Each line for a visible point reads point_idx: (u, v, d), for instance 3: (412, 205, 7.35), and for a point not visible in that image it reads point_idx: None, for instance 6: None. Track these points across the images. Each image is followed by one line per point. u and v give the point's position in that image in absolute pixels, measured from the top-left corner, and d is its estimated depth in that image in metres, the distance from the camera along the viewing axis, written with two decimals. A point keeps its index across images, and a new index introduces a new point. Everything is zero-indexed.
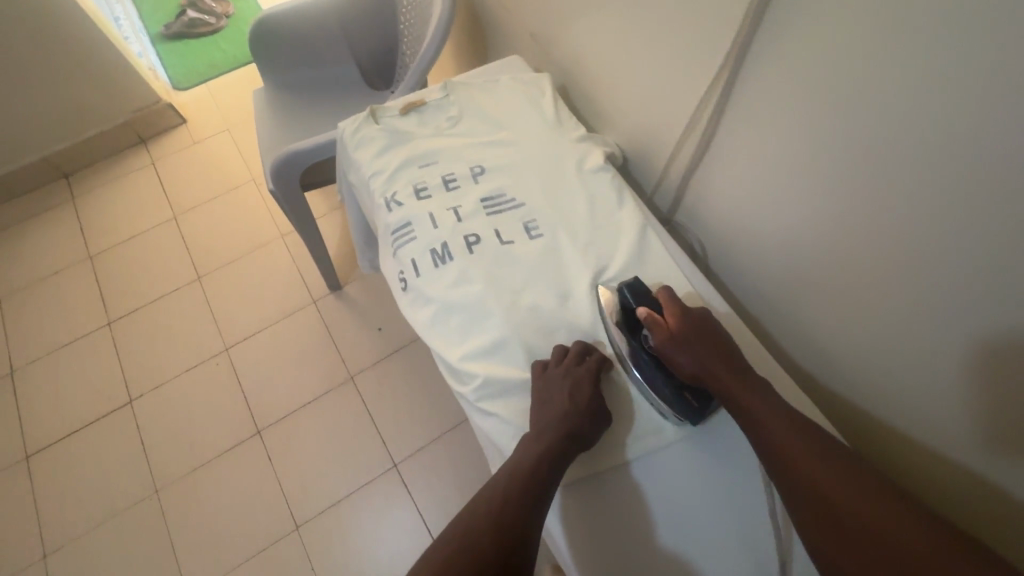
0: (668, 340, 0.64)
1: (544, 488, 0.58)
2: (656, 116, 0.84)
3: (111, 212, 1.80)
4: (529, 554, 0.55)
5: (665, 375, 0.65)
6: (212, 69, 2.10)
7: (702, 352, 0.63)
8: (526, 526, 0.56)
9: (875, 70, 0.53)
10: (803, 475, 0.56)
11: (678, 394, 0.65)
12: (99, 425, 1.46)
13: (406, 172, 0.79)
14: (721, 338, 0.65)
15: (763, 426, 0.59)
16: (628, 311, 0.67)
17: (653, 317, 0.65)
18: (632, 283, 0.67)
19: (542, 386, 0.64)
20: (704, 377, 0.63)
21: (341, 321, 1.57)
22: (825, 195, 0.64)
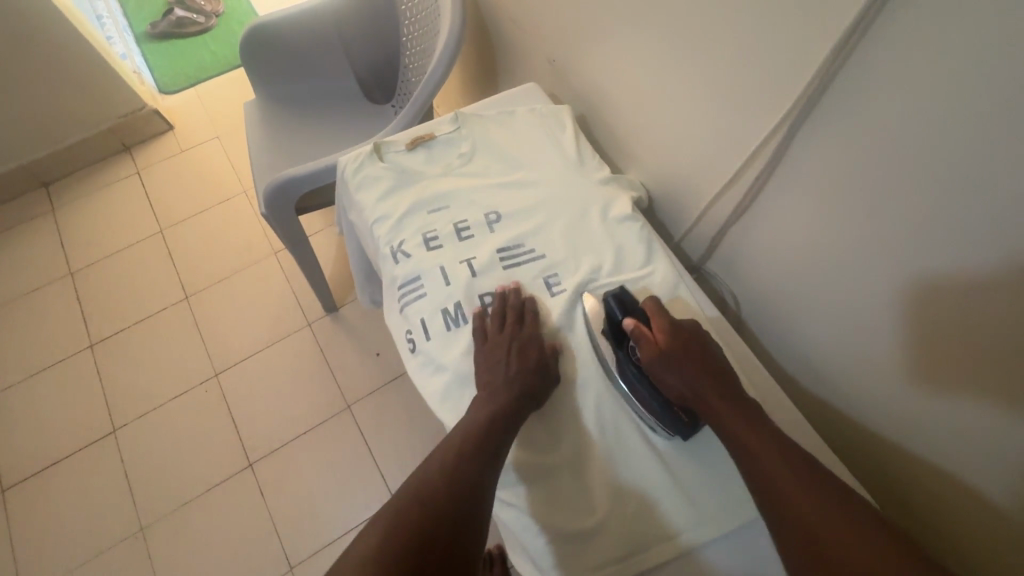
0: (655, 354, 0.60)
1: (495, 444, 0.56)
2: (687, 158, 0.76)
3: (93, 225, 1.71)
4: (482, 509, 0.53)
5: (652, 389, 0.61)
6: (201, 72, 2.00)
7: (689, 368, 0.59)
8: (480, 484, 0.53)
9: (951, 142, 0.46)
10: (792, 510, 0.49)
11: (667, 409, 0.60)
12: (81, 456, 1.37)
13: (414, 218, 0.72)
14: (713, 352, 0.61)
15: (749, 450, 0.53)
16: (615, 323, 0.64)
17: (639, 328, 0.61)
18: (617, 296, 0.64)
19: (491, 349, 0.62)
20: (692, 397, 0.58)
21: (336, 346, 1.49)
22: (882, 271, 0.57)
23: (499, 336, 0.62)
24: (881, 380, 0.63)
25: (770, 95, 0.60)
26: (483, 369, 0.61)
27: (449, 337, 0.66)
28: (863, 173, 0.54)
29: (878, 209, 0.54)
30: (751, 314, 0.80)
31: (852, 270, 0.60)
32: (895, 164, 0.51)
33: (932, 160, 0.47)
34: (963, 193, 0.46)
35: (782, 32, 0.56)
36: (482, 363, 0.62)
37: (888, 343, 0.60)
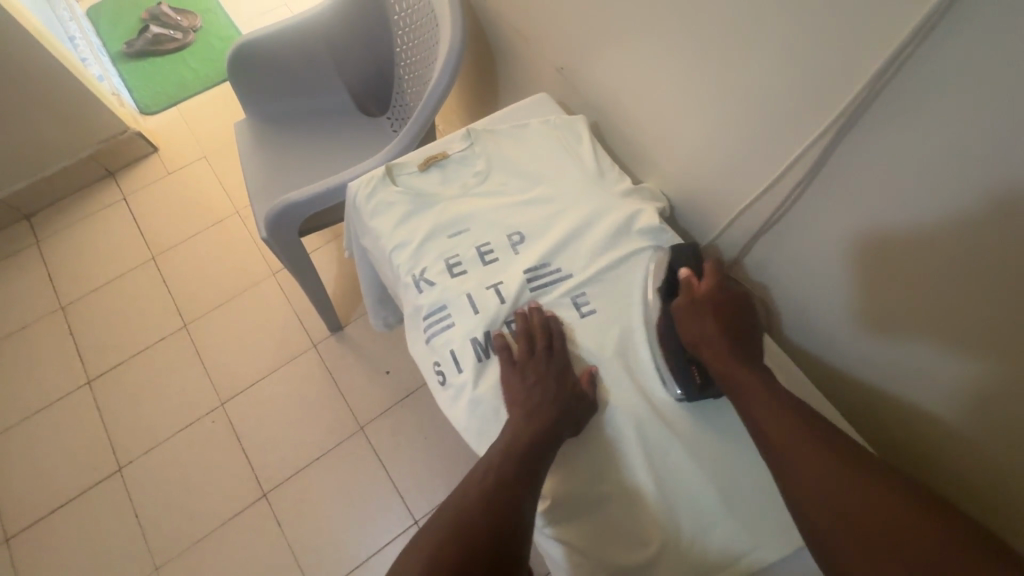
0: (690, 302, 0.63)
1: (530, 470, 0.54)
2: (709, 166, 0.74)
3: (81, 256, 1.65)
4: (520, 540, 0.51)
5: (677, 338, 0.64)
6: (183, 90, 1.94)
7: (718, 323, 0.62)
8: (518, 515, 0.52)
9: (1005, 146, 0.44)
10: (802, 470, 0.51)
11: (685, 364, 0.62)
12: (86, 497, 1.33)
13: (434, 243, 0.69)
14: (747, 320, 0.64)
15: (761, 411, 0.56)
16: (671, 276, 0.67)
17: (688, 277, 0.65)
18: (683, 247, 0.68)
19: (518, 374, 0.60)
20: (711, 350, 0.61)
21: (344, 366, 1.46)
22: (934, 280, 0.55)
23: (527, 358, 0.61)
24: (932, 388, 0.61)
25: (804, 101, 0.58)
26: (514, 391, 0.60)
27: (483, 369, 0.63)
28: (912, 182, 0.52)
29: (930, 218, 0.52)
30: (782, 320, 0.78)
31: (896, 276, 0.59)
32: (949, 172, 0.49)
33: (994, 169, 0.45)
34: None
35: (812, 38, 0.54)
36: (510, 386, 0.60)
37: (940, 351, 0.58)
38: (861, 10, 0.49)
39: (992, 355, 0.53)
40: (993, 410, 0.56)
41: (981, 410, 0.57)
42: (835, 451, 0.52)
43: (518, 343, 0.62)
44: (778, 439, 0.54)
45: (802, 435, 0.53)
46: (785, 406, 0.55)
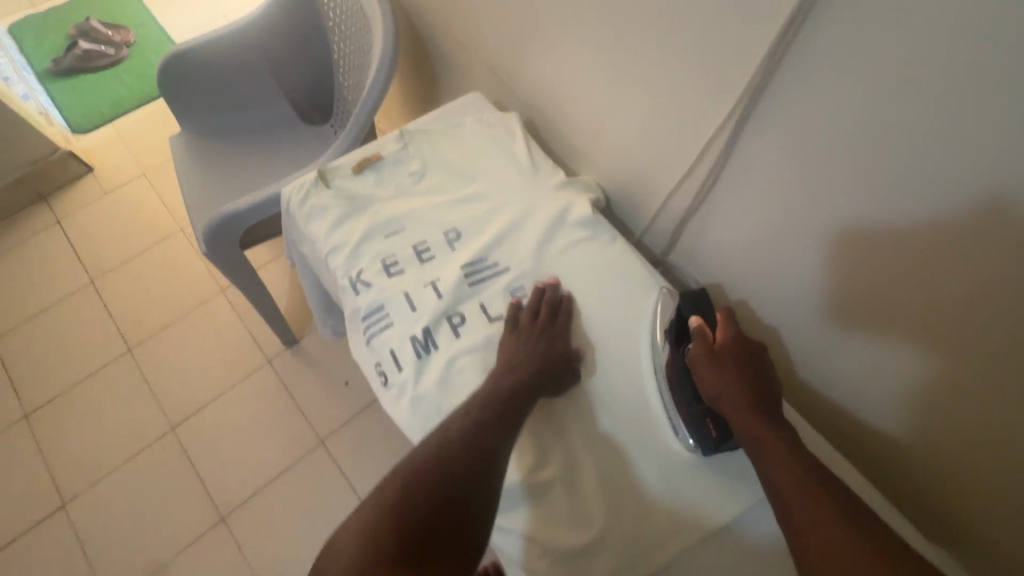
0: (705, 353, 0.60)
1: (512, 421, 0.56)
2: (639, 156, 0.77)
3: (12, 285, 1.56)
4: (488, 486, 0.52)
5: (691, 390, 0.61)
6: (116, 107, 1.86)
7: (738, 377, 0.58)
8: (491, 462, 0.53)
9: (890, 118, 0.48)
10: (816, 534, 0.48)
11: (701, 417, 0.60)
12: (27, 539, 1.25)
13: (370, 245, 0.69)
14: (768, 370, 0.60)
15: (778, 471, 0.53)
16: (680, 320, 0.64)
17: (701, 326, 0.61)
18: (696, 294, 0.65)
19: (519, 335, 0.63)
20: (728, 405, 0.57)
21: (301, 380, 1.43)
22: (844, 249, 0.59)
23: (529, 321, 0.64)
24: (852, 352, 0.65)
25: (717, 87, 0.61)
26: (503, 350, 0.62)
27: (423, 367, 0.62)
28: (818, 157, 0.56)
29: (834, 191, 0.56)
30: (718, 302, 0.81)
31: (812, 248, 0.62)
32: (847, 147, 0.52)
33: (884, 141, 0.49)
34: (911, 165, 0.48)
35: (719, 27, 0.57)
36: (507, 345, 0.63)
37: (858, 320, 0.62)
38: None
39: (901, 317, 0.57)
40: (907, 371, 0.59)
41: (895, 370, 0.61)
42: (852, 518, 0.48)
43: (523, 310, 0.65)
44: (795, 506, 0.50)
45: (823, 505, 0.49)
46: (807, 471, 0.52)
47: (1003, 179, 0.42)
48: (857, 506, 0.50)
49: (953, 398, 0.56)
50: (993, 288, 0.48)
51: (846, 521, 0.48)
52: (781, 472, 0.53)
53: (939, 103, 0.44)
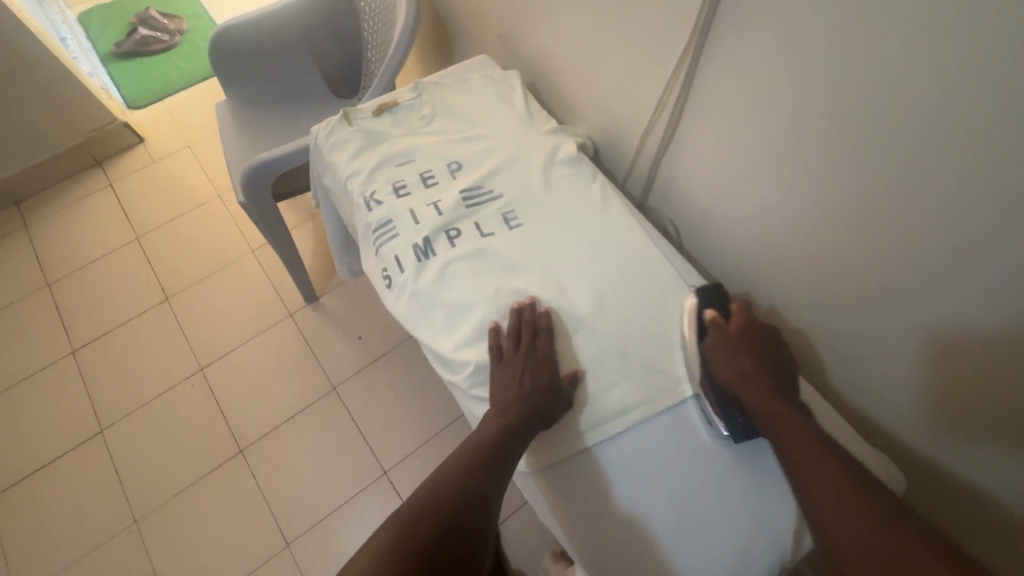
0: (721, 342, 0.66)
1: (503, 462, 0.63)
2: (623, 107, 0.86)
3: (68, 238, 1.73)
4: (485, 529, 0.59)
5: (708, 374, 0.67)
6: (168, 87, 2.05)
7: (752, 363, 0.64)
8: (486, 508, 0.60)
9: (818, 47, 0.57)
10: (820, 494, 0.55)
11: (722, 399, 0.66)
12: (69, 458, 1.39)
13: (384, 171, 0.80)
14: (779, 358, 0.66)
15: (787, 441, 0.59)
16: (698, 312, 0.70)
17: (716, 318, 0.68)
18: (710, 288, 0.71)
19: (507, 370, 0.67)
20: (745, 389, 0.64)
21: (320, 332, 1.55)
22: (785, 164, 0.67)
23: (513, 353, 0.67)
24: (797, 263, 0.74)
25: (679, 30, 0.70)
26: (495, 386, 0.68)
27: (422, 269, 0.73)
28: (761, 83, 0.65)
29: (775, 112, 0.65)
30: (694, 243, 0.90)
31: (767, 177, 0.71)
32: (782, 69, 0.62)
33: (810, 60, 0.58)
34: (837, 88, 0.57)
35: None
36: (498, 379, 0.67)
37: (808, 239, 0.70)
38: None
39: (840, 231, 0.65)
40: (842, 272, 0.68)
41: (831, 271, 0.69)
42: (853, 480, 0.55)
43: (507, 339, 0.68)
44: (811, 476, 0.56)
45: (836, 473, 0.55)
46: (821, 446, 0.58)
47: (905, 86, 0.51)
48: (854, 467, 0.56)
49: (886, 297, 0.64)
50: (899, 184, 0.57)
51: (855, 487, 0.54)
52: (792, 445, 0.59)
53: (853, 27, 0.53)
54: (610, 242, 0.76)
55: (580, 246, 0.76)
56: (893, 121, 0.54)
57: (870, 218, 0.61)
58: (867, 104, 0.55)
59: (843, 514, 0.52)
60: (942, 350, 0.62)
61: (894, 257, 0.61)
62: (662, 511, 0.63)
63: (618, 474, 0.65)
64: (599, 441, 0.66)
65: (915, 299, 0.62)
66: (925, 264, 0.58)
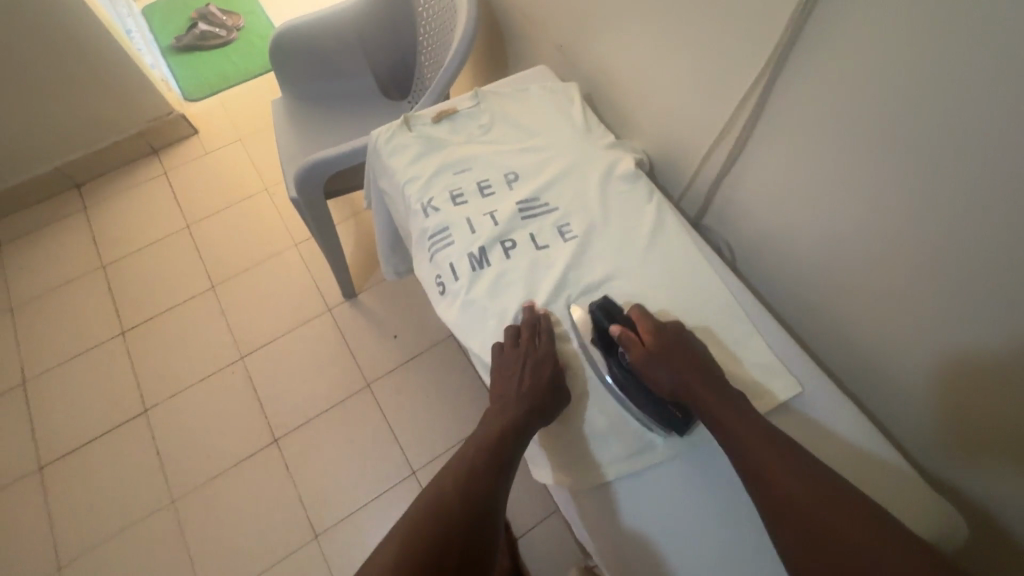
0: (641, 355, 0.64)
1: (506, 457, 0.65)
2: (682, 126, 0.85)
3: (123, 222, 1.80)
4: (493, 520, 0.62)
5: (642, 387, 0.65)
6: (223, 81, 2.11)
7: (678, 366, 0.63)
8: (491, 502, 0.63)
9: (897, 80, 0.55)
10: (781, 490, 0.55)
11: (661, 407, 0.64)
12: (113, 434, 1.45)
13: (442, 178, 0.81)
14: (698, 353, 0.65)
15: (738, 437, 0.58)
16: (602, 330, 0.68)
17: (626, 334, 0.66)
18: (602, 303, 0.69)
19: (505, 365, 0.68)
20: (683, 392, 0.62)
21: (356, 329, 1.57)
22: (857, 197, 0.65)
23: (512, 350, 0.68)
24: (864, 299, 0.70)
25: (749, 54, 0.69)
26: (498, 378, 0.69)
27: (476, 278, 0.74)
28: (837, 112, 0.63)
29: (851, 142, 0.63)
30: (748, 266, 0.88)
31: (833, 206, 0.68)
32: (863, 99, 0.59)
33: (889, 93, 0.56)
34: (914, 123, 0.55)
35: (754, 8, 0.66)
36: (498, 375, 0.68)
37: (870, 274, 0.67)
38: None
39: (904, 268, 0.63)
40: (907, 314, 0.65)
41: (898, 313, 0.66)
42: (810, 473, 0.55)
43: (507, 335, 0.69)
44: (763, 474, 0.56)
45: (784, 468, 0.56)
46: (764, 438, 0.58)
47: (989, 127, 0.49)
48: (807, 457, 0.57)
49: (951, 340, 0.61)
50: (974, 227, 0.54)
51: (804, 476, 0.55)
52: (745, 443, 0.58)
53: (936, 62, 0.51)
54: (664, 260, 0.75)
55: (635, 264, 0.75)
56: (972, 161, 0.51)
57: (938, 260, 0.59)
58: (953, 146, 0.53)
59: (796, 510, 0.54)
60: (1006, 403, 0.58)
61: (962, 301, 0.58)
62: (682, 557, 0.61)
63: (634, 514, 0.63)
64: (614, 478, 0.64)
65: (981, 348, 0.58)
66: (997, 311, 0.55)
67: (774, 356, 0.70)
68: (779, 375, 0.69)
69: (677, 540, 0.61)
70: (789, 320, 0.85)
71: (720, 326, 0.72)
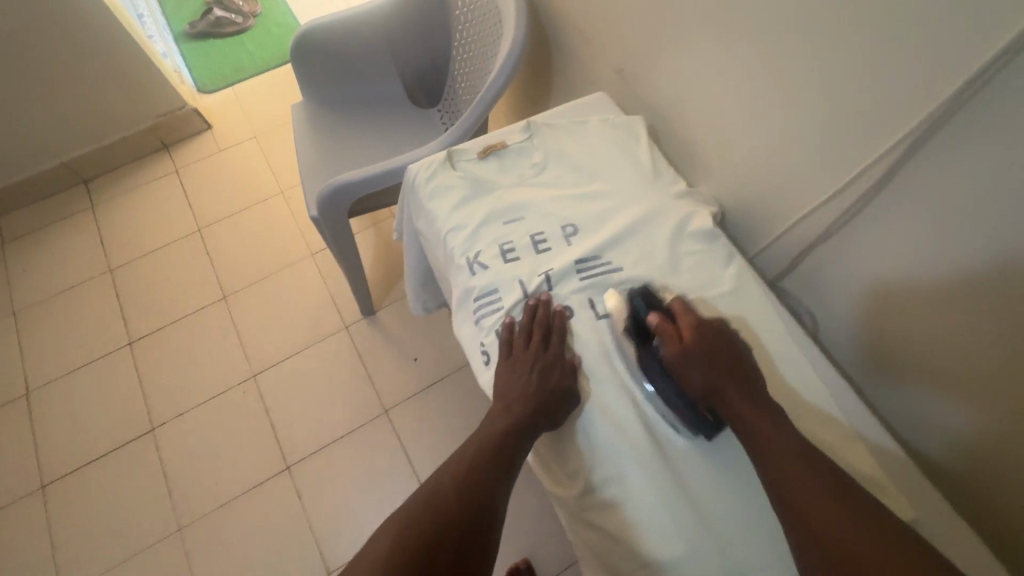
0: (677, 351, 0.59)
1: (509, 458, 0.60)
2: (764, 175, 0.75)
3: (131, 224, 1.72)
4: (491, 524, 0.57)
5: (671, 385, 0.60)
6: (239, 73, 2.00)
7: (714, 368, 0.58)
8: (490, 506, 0.58)
9: None
10: (796, 499, 0.50)
11: (690, 409, 0.59)
12: (119, 453, 1.38)
13: (489, 228, 0.71)
14: (739, 352, 0.60)
15: (763, 444, 0.53)
16: (638, 319, 0.64)
17: (662, 323, 0.61)
18: (643, 292, 0.65)
19: (514, 365, 0.63)
20: (714, 394, 0.57)
21: (374, 349, 1.49)
22: (1003, 299, 0.54)
23: (522, 348, 0.63)
24: (996, 405, 0.59)
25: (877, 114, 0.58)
26: (503, 378, 0.64)
27: None
28: (993, 200, 0.51)
29: (1005, 238, 0.51)
30: (829, 335, 0.78)
31: (957, 295, 0.58)
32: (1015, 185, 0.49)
33: None
34: None
35: (878, 58, 0.55)
36: (504, 375, 0.64)
37: (1000, 376, 0.57)
38: (935, 32, 0.50)
39: None
40: None
41: None
42: (830, 483, 0.50)
43: (518, 333, 0.64)
44: (784, 478, 0.51)
45: (809, 476, 0.51)
46: (792, 446, 0.53)
47: None
48: (832, 469, 0.52)
49: None
50: None
51: (830, 491, 0.50)
52: (775, 452, 0.53)
53: None
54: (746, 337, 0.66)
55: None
56: None
57: None
58: None
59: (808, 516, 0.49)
60: None
61: None
62: None
63: None
64: None
65: None
66: None
67: (874, 463, 0.60)
68: (886, 492, 0.58)
69: None
70: (879, 404, 0.74)
71: (808, 424, 0.62)
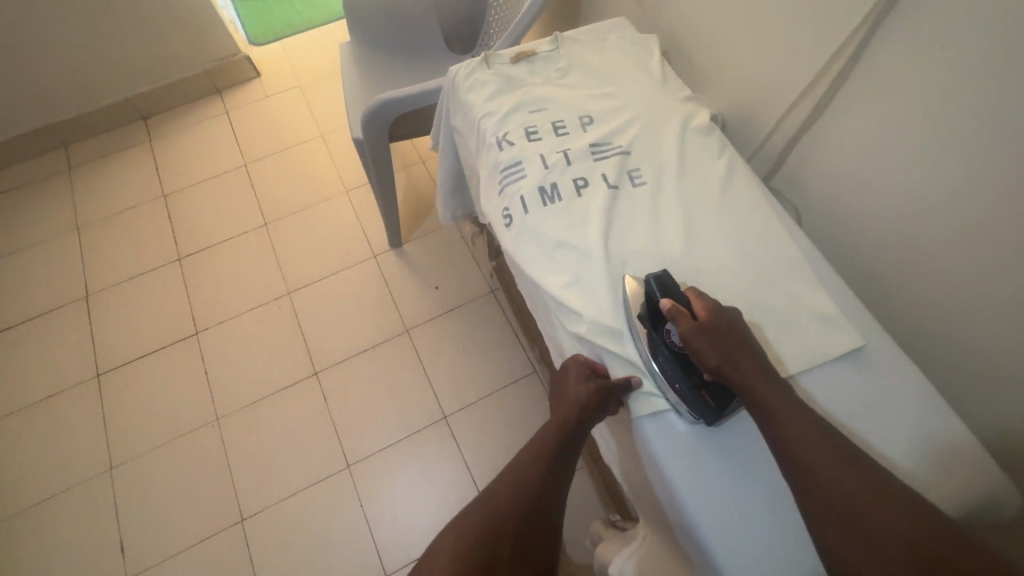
0: (694, 329, 0.63)
1: (559, 470, 0.72)
2: (762, 84, 0.86)
3: (185, 157, 1.87)
4: (546, 531, 0.69)
5: (681, 372, 0.65)
6: (288, 29, 2.15)
7: (731, 349, 0.63)
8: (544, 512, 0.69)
9: (997, 32, 0.56)
10: (823, 479, 0.55)
11: (697, 395, 0.65)
12: (166, 352, 1.53)
13: (517, 116, 0.83)
14: (749, 336, 0.65)
15: (783, 422, 0.59)
16: (652, 303, 0.67)
17: (677, 308, 0.65)
18: (659, 276, 0.67)
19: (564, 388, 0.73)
20: (731, 372, 0.62)
21: (400, 276, 1.62)
22: (950, 158, 0.65)
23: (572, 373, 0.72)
24: (945, 261, 0.70)
25: (850, 6, 0.69)
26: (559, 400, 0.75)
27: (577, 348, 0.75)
28: (937, 64, 0.63)
29: (953, 101, 0.62)
30: (814, 228, 0.88)
31: (916, 163, 0.69)
32: (959, 53, 0.60)
33: (987, 44, 0.57)
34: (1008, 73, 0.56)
35: None
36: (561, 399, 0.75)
37: (948, 233, 0.68)
38: None
39: (984, 224, 0.64)
40: (982, 270, 0.66)
41: (978, 272, 0.66)
42: (848, 457, 0.56)
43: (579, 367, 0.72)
44: (799, 452, 0.57)
45: (829, 454, 0.56)
46: (810, 425, 0.58)
47: None
48: (846, 442, 0.58)
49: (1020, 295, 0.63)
50: None
51: (843, 459, 0.56)
52: (792, 424, 0.58)
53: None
54: (738, 211, 0.76)
55: (704, 216, 0.76)
56: None
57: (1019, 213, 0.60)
58: None
59: (839, 496, 0.54)
60: None
61: None
62: (685, 493, 0.64)
63: (655, 441, 0.67)
64: (643, 414, 0.68)
65: None
66: None
67: (837, 308, 0.70)
68: (842, 327, 0.69)
69: (687, 475, 0.65)
70: (854, 287, 0.85)
71: (788, 276, 0.72)
